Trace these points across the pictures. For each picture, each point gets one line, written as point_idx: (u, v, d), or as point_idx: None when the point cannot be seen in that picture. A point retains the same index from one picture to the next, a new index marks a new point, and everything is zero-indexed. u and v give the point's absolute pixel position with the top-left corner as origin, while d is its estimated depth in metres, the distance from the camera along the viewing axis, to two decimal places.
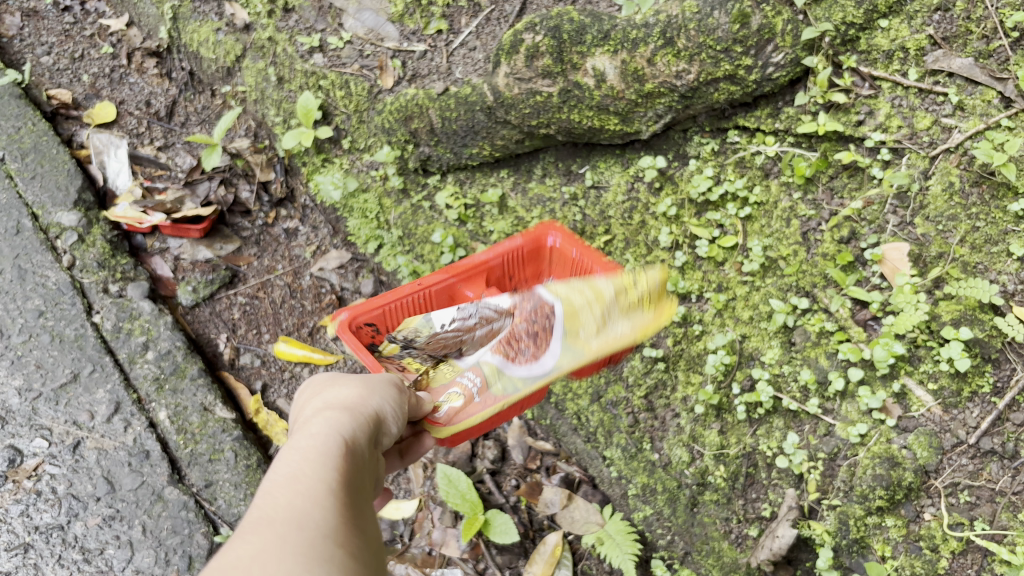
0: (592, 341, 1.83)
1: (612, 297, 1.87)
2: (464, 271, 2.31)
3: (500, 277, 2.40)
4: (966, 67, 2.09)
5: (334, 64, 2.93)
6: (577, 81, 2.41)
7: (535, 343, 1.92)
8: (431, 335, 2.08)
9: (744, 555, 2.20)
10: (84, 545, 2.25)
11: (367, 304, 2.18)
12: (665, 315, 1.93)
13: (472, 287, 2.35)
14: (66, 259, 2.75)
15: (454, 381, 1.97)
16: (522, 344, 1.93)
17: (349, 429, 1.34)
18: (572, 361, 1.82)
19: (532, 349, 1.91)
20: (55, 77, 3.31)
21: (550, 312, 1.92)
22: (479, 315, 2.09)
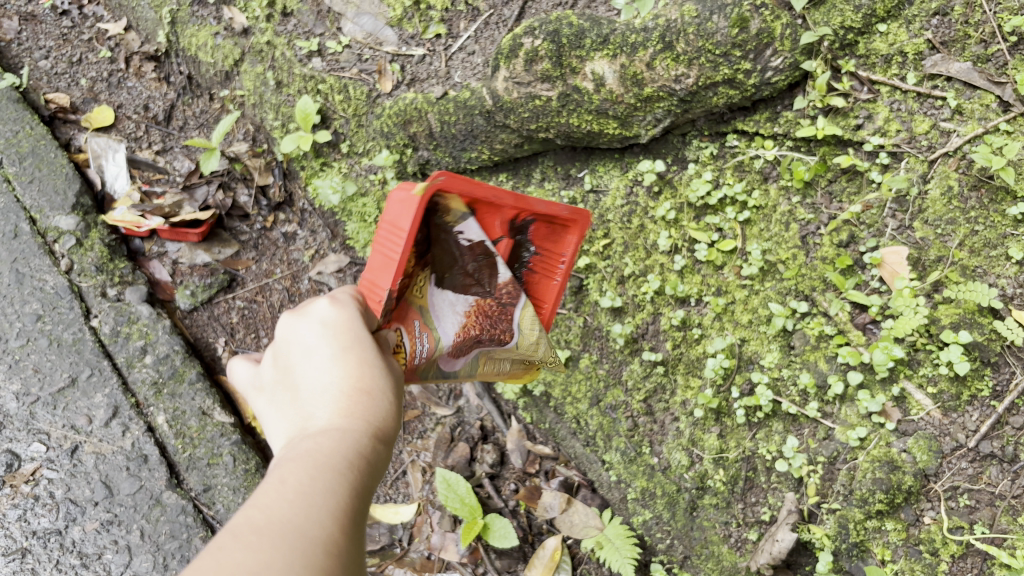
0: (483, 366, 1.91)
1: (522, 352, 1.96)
2: (525, 204, 1.88)
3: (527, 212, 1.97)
4: (964, 71, 2.09)
5: (333, 68, 2.94)
6: (576, 86, 2.40)
7: (474, 344, 1.82)
8: (448, 234, 1.66)
9: (744, 559, 2.22)
10: (82, 550, 2.25)
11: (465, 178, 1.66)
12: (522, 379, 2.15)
13: (491, 215, 1.85)
14: (64, 263, 2.74)
15: (418, 326, 1.66)
16: (467, 337, 1.78)
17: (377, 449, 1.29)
18: (465, 374, 1.88)
19: (466, 346, 1.80)
20: (53, 81, 3.31)
21: (500, 335, 1.87)
22: (477, 266, 1.78)
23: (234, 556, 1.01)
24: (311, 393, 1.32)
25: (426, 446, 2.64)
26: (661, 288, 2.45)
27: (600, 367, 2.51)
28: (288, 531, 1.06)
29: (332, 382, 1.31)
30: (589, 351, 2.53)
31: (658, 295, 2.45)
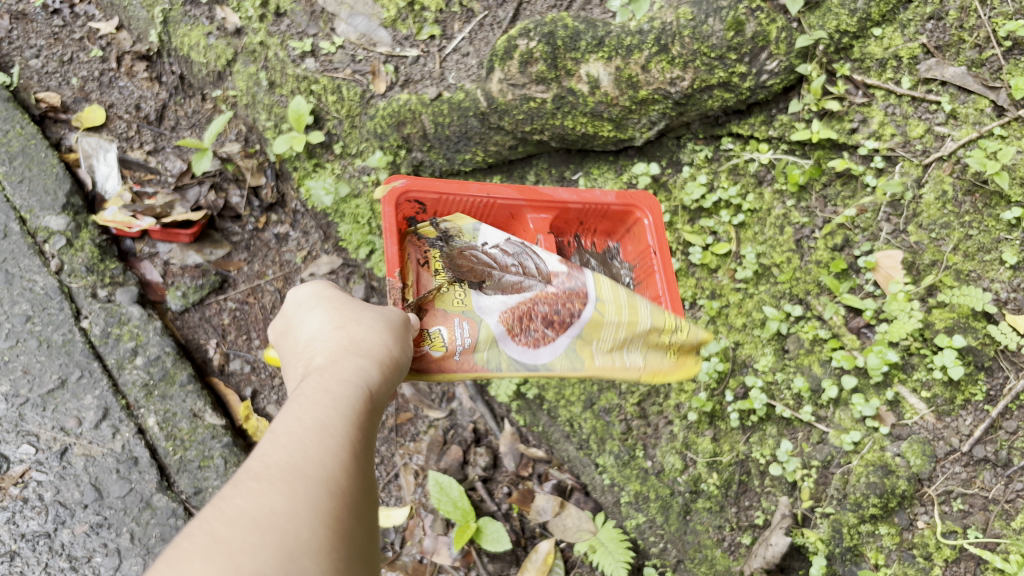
0: (597, 358, 1.78)
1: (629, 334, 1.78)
2: (539, 201, 2.11)
3: (571, 218, 2.20)
4: (959, 76, 2.09)
5: (327, 69, 2.92)
6: (571, 88, 2.40)
7: (549, 331, 1.79)
8: (466, 246, 1.89)
9: (737, 564, 2.19)
10: (71, 553, 2.24)
11: (433, 184, 1.97)
12: (684, 371, 1.83)
13: (537, 219, 2.15)
14: (55, 264, 2.72)
15: (449, 319, 1.78)
16: (535, 326, 1.79)
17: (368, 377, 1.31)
18: (563, 368, 1.77)
19: (537, 336, 1.79)
20: (44, 80, 3.28)
21: (578, 309, 1.78)
22: (521, 263, 1.84)
23: (234, 489, 1.00)
24: (301, 350, 1.42)
25: (418, 449, 2.62)
26: None
27: None
28: (286, 460, 1.06)
29: (314, 331, 1.43)
30: None
31: None
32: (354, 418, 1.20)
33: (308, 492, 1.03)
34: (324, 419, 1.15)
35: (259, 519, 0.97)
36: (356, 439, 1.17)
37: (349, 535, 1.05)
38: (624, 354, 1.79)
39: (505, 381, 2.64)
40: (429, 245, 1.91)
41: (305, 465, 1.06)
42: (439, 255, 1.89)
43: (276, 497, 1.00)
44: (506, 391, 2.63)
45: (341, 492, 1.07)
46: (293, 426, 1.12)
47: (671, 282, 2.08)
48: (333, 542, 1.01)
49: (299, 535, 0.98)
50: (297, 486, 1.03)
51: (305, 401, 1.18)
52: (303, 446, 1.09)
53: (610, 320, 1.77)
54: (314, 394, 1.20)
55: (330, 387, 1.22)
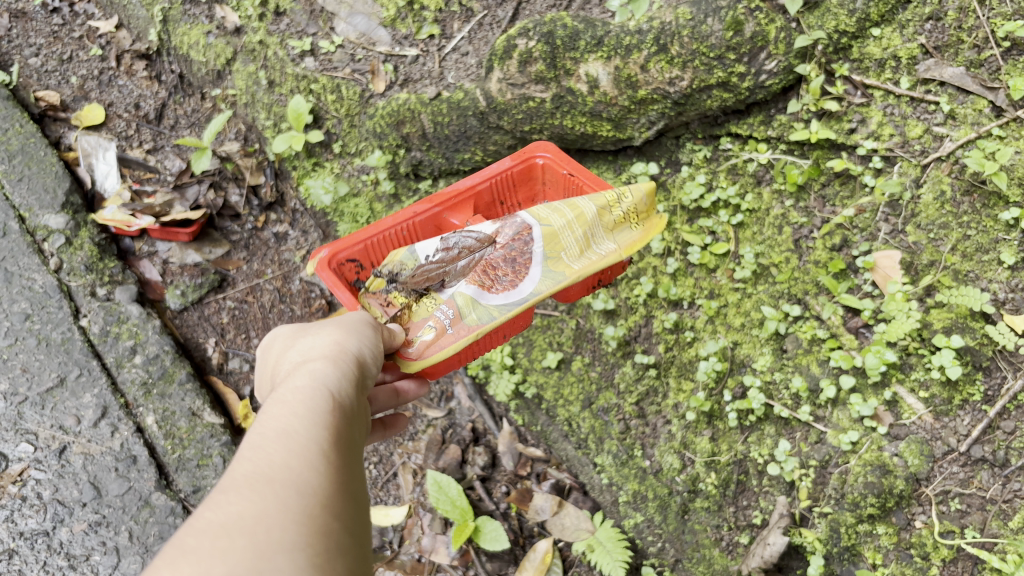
0: (574, 265, 1.85)
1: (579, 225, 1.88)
2: (448, 199, 2.20)
3: (488, 202, 2.30)
4: (958, 76, 2.09)
5: (326, 68, 2.92)
6: (570, 88, 2.40)
7: (517, 269, 1.83)
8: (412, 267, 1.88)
9: (735, 563, 2.19)
10: (69, 551, 2.23)
11: (350, 238, 2.09)
12: (652, 230, 1.98)
13: (458, 215, 2.22)
14: (54, 262, 2.72)
15: (430, 314, 1.79)
16: (502, 273, 1.83)
17: (330, 373, 1.29)
18: (551, 284, 1.80)
19: (510, 278, 1.83)
20: (43, 78, 3.28)
21: (528, 237, 1.87)
22: (462, 246, 1.89)
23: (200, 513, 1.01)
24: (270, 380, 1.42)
25: (417, 448, 2.63)
26: (654, 291, 2.46)
27: (592, 370, 2.54)
28: (248, 470, 1.07)
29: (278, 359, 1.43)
30: (582, 353, 2.57)
31: (652, 298, 2.46)
32: (320, 418, 1.19)
33: (276, 495, 1.03)
34: (288, 424, 1.15)
35: (225, 531, 0.97)
36: (327, 435, 1.16)
37: (329, 528, 1.05)
38: (592, 247, 1.89)
39: (503, 380, 2.67)
40: (383, 292, 1.87)
41: (270, 470, 1.06)
42: (398, 290, 1.86)
43: (242, 506, 1.01)
44: (505, 390, 2.65)
45: (313, 488, 1.07)
46: (256, 440, 1.13)
47: (595, 177, 2.16)
48: (310, 536, 1.01)
49: (270, 536, 0.98)
50: (263, 490, 1.03)
51: (269, 414, 1.18)
52: (267, 454, 1.09)
53: (565, 228, 1.87)
54: (276, 405, 1.20)
55: (293, 395, 1.22)
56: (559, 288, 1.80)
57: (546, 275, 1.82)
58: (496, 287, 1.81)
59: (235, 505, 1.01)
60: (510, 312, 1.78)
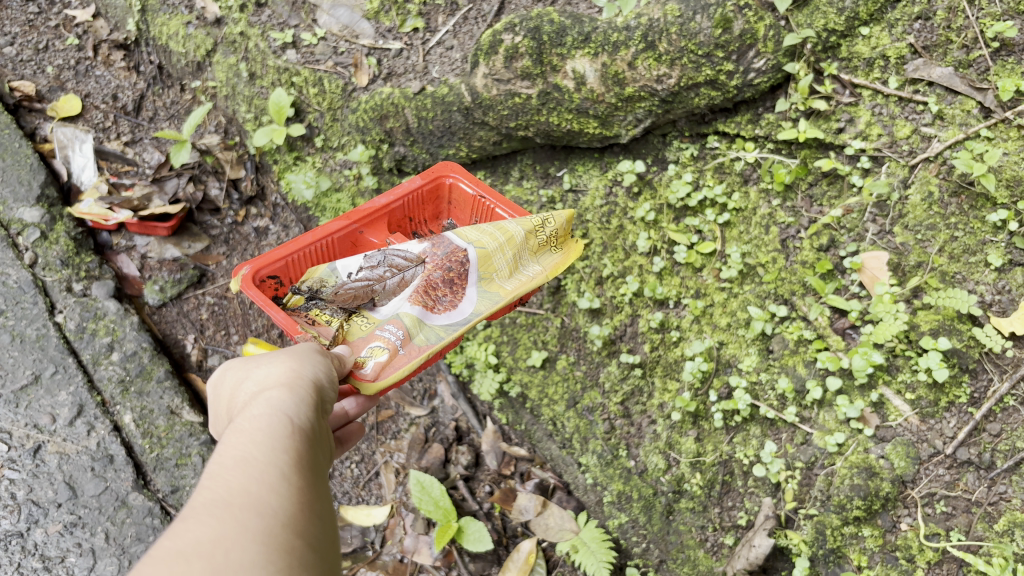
0: (505, 286, 1.91)
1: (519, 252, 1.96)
2: (366, 216, 2.14)
3: (401, 219, 2.26)
4: (946, 76, 2.08)
5: (307, 60, 2.85)
6: (557, 84, 2.37)
7: (454, 290, 1.84)
8: (333, 286, 1.83)
9: (719, 564, 2.18)
10: (44, 553, 2.18)
11: (271, 254, 1.93)
12: (572, 255, 2.09)
13: (376, 233, 2.16)
14: (29, 257, 2.67)
15: (373, 334, 1.73)
16: (442, 292, 1.83)
17: (290, 402, 1.25)
18: (492, 304, 1.84)
19: (450, 297, 1.83)
20: (18, 68, 3.20)
21: (464, 258, 1.88)
22: (389, 264, 1.86)
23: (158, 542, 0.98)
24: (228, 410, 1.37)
25: (399, 447, 2.61)
26: (639, 290, 2.43)
27: (577, 369, 2.50)
28: (208, 496, 1.04)
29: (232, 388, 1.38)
30: (567, 352, 2.53)
31: (637, 297, 2.44)
32: (282, 440, 1.16)
33: (236, 520, 1.01)
34: (246, 451, 1.12)
35: (184, 556, 0.94)
36: (285, 458, 1.14)
37: (291, 548, 1.03)
38: (520, 271, 1.95)
39: (487, 378, 2.62)
40: (303, 309, 1.83)
41: (229, 495, 1.04)
42: (321, 307, 1.82)
43: (202, 531, 0.98)
44: (489, 389, 2.60)
45: (270, 512, 1.05)
46: (214, 468, 1.09)
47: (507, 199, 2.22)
48: (269, 557, 0.99)
49: (228, 564, 0.95)
50: (224, 518, 1.00)
51: (227, 441, 1.14)
52: (224, 480, 1.06)
53: (497, 249, 1.92)
54: (233, 432, 1.17)
55: (248, 422, 1.19)
56: (498, 307, 1.85)
57: (485, 293, 1.87)
58: (440, 307, 1.81)
59: (195, 532, 0.98)
60: (460, 330, 1.78)
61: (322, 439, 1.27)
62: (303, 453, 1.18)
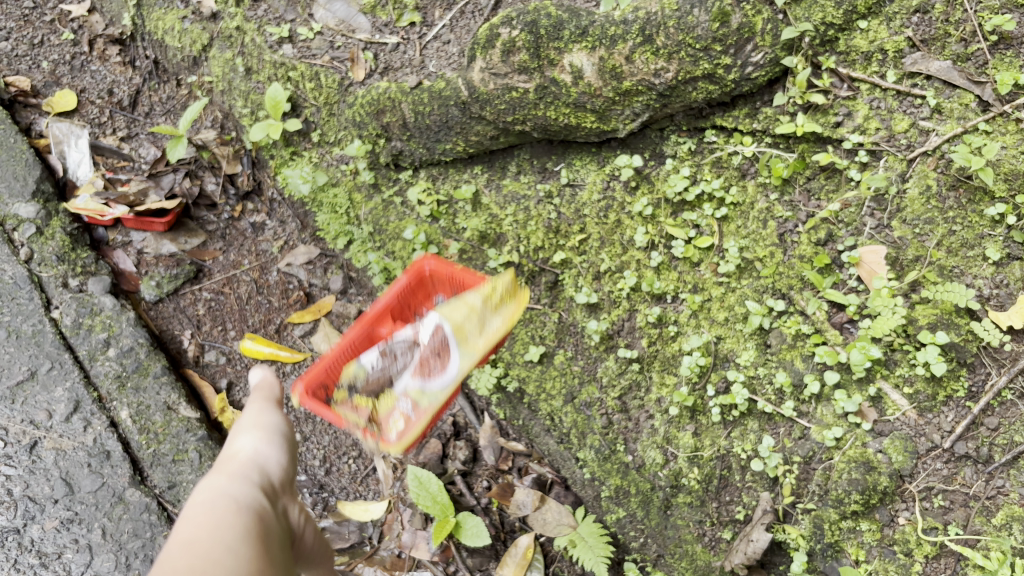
0: (482, 342, 1.83)
1: (486, 312, 1.85)
2: (371, 318, 2.10)
3: (403, 309, 2.19)
4: (944, 70, 2.08)
5: (304, 55, 2.85)
6: (554, 78, 2.35)
7: (439, 365, 1.85)
8: (366, 389, 1.93)
9: (717, 558, 2.22)
10: (41, 549, 2.18)
11: (314, 369, 1.96)
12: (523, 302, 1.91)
13: (387, 327, 2.13)
14: (24, 253, 2.65)
15: (393, 408, 1.87)
16: (435, 361, 1.86)
17: (239, 494, 1.18)
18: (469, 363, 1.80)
19: (440, 361, 1.85)
20: (14, 63, 3.18)
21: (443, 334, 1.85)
22: (399, 350, 1.96)
23: None
24: None
25: None
26: (637, 285, 2.42)
27: (575, 364, 2.47)
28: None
29: None
30: (564, 347, 2.49)
31: (635, 291, 2.43)
32: (232, 524, 1.10)
33: None
34: (190, 536, 1.05)
35: None
36: (236, 530, 1.09)
37: None
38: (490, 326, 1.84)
39: (484, 373, 2.56)
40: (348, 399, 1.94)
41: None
42: (358, 394, 1.93)
43: None
44: (486, 385, 2.55)
45: (228, 572, 1.00)
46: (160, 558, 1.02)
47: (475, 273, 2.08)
48: None
49: None
50: None
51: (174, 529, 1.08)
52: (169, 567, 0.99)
53: (459, 319, 1.83)
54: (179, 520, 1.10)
55: (194, 507, 1.12)
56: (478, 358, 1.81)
57: (461, 356, 1.81)
58: (437, 373, 1.84)
59: None
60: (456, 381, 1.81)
61: (278, 527, 1.20)
62: (256, 539, 1.11)
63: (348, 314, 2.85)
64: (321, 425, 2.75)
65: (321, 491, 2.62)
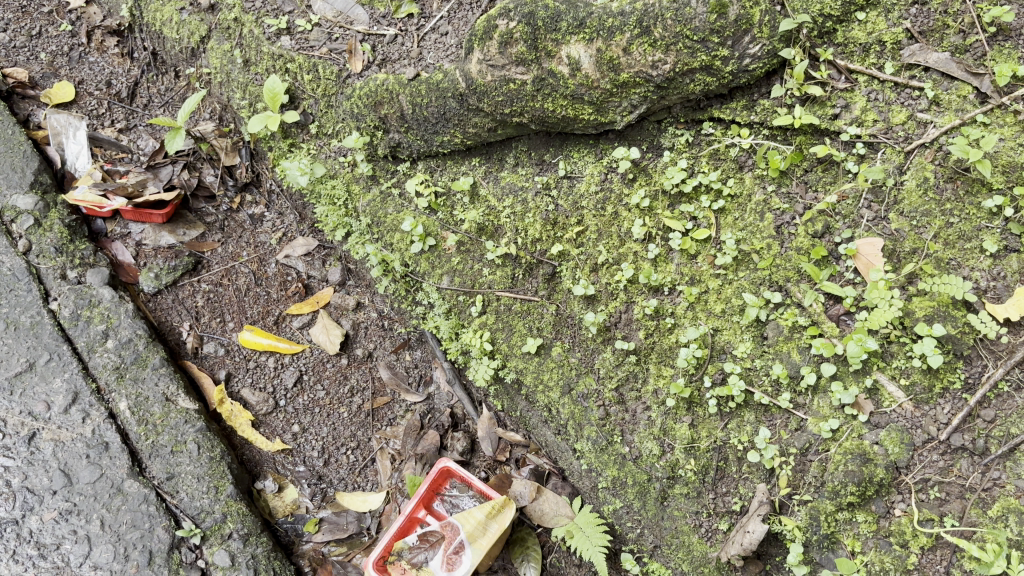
0: (490, 526, 2.31)
1: (487, 521, 2.32)
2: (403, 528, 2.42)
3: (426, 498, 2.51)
4: (942, 62, 2.07)
5: (303, 47, 2.84)
6: (552, 70, 2.31)
7: (457, 552, 2.29)
8: None
9: (713, 549, 2.22)
10: (39, 540, 2.22)
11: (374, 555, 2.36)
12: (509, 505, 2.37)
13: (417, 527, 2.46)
14: (22, 244, 2.64)
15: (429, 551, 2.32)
16: (454, 548, 2.29)
17: None
18: (484, 544, 2.27)
19: (457, 552, 2.29)
20: (11, 54, 3.17)
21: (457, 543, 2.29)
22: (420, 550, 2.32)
23: None
24: None
25: (395, 434, 2.72)
26: (634, 277, 2.43)
27: (573, 355, 2.48)
28: None
29: None
30: (562, 339, 2.51)
31: (632, 284, 2.44)
32: None
33: None
34: None
35: None
36: None
37: None
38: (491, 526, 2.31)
39: (482, 365, 2.57)
40: None
41: None
42: None
43: None
44: (485, 377, 2.56)
45: None
46: None
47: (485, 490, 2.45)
48: None
49: None
50: None
51: None
52: None
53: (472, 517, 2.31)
54: None
55: None
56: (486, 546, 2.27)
57: (469, 554, 2.27)
58: (456, 560, 2.28)
59: None
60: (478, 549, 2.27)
61: None
62: None
63: (346, 305, 2.91)
64: (320, 416, 2.75)
65: (320, 482, 2.66)
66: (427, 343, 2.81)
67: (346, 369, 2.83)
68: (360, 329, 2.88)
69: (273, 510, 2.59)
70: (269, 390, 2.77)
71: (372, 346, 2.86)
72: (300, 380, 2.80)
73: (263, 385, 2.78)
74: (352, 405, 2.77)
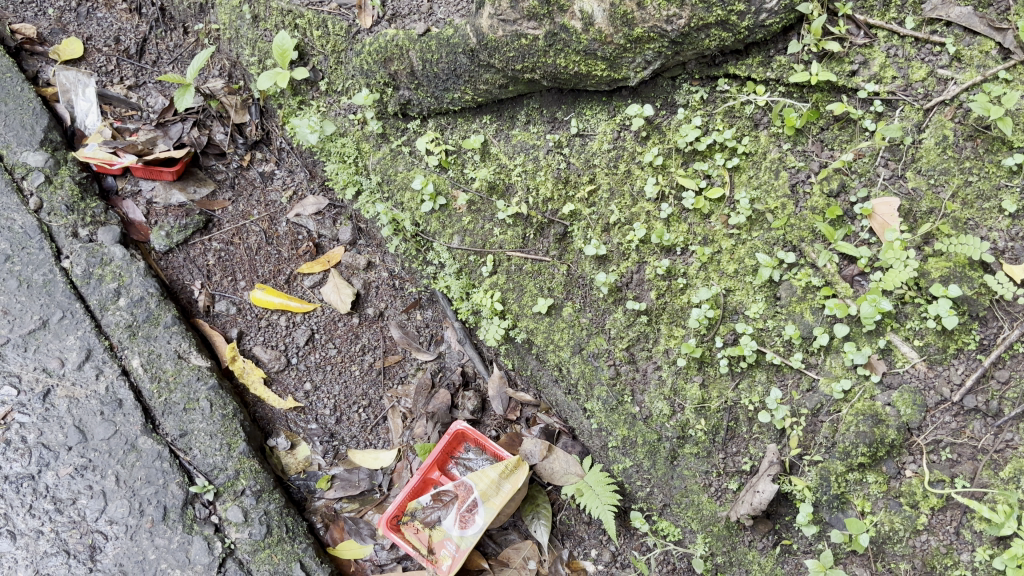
0: (504, 484, 2.34)
1: (500, 480, 2.34)
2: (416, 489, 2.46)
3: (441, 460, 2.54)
4: (965, 16, 2.01)
5: (311, 2, 2.74)
6: (564, 25, 2.21)
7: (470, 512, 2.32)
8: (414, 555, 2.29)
9: (723, 509, 2.25)
10: (55, 495, 2.25)
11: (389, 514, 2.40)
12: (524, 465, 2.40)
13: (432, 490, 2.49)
14: (34, 202, 2.62)
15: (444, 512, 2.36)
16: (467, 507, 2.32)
17: None
18: (497, 503, 2.31)
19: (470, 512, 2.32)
20: (19, 10, 3.12)
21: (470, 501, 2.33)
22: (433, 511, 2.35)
23: None
24: None
25: (406, 393, 2.75)
26: (646, 237, 2.40)
27: (583, 316, 2.48)
28: None
29: None
30: (573, 299, 2.50)
31: (644, 244, 2.41)
32: None
33: None
34: None
35: None
36: None
37: None
38: (503, 485, 2.34)
39: (493, 325, 2.59)
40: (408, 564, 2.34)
41: None
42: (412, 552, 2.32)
43: None
44: (496, 336, 2.57)
45: None
46: None
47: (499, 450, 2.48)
48: None
49: None
50: None
51: None
52: None
53: (484, 476, 2.35)
54: None
55: None
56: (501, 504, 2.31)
57: (483, 513, 2.31)
58: (470, 519, 2.32)
59: None
60: (491, 508, 2.30)
61: None
62: None
63: (357, 264, 2.90)
64: (331, 374, 2.77)
65: (332, 440, 2.69)
66: (438, 304, 2.83)
67: (357, 328, 2.83)
68: (371, 288, 2.87)
69: (285, 467, 2.61)
70: (281, 347, 2.78)
71: (383, 305, 2.86)
72: (312, 338, 2.81)
73: (274, 343, 2.79)
74: (363, 363, 2.79)
